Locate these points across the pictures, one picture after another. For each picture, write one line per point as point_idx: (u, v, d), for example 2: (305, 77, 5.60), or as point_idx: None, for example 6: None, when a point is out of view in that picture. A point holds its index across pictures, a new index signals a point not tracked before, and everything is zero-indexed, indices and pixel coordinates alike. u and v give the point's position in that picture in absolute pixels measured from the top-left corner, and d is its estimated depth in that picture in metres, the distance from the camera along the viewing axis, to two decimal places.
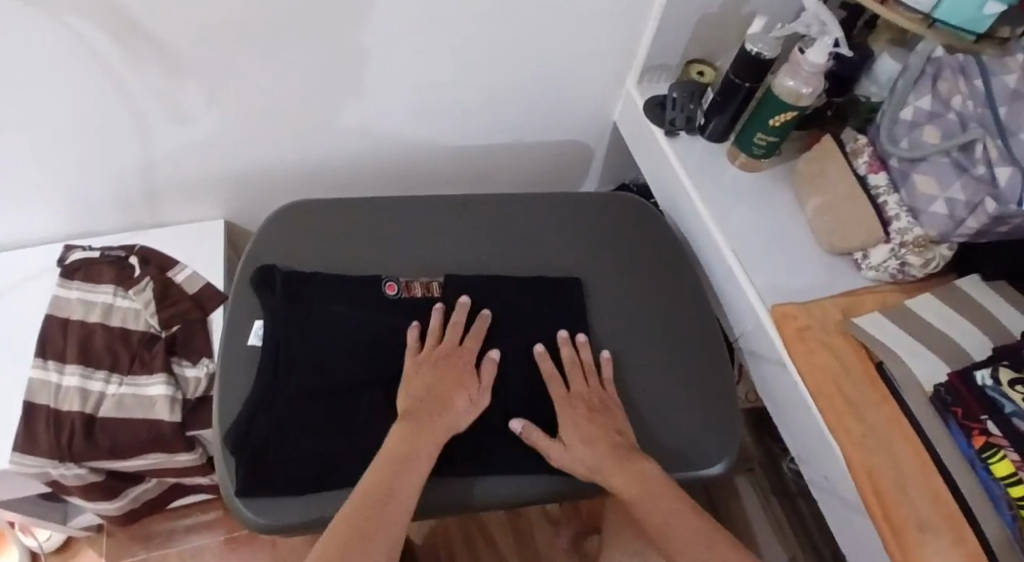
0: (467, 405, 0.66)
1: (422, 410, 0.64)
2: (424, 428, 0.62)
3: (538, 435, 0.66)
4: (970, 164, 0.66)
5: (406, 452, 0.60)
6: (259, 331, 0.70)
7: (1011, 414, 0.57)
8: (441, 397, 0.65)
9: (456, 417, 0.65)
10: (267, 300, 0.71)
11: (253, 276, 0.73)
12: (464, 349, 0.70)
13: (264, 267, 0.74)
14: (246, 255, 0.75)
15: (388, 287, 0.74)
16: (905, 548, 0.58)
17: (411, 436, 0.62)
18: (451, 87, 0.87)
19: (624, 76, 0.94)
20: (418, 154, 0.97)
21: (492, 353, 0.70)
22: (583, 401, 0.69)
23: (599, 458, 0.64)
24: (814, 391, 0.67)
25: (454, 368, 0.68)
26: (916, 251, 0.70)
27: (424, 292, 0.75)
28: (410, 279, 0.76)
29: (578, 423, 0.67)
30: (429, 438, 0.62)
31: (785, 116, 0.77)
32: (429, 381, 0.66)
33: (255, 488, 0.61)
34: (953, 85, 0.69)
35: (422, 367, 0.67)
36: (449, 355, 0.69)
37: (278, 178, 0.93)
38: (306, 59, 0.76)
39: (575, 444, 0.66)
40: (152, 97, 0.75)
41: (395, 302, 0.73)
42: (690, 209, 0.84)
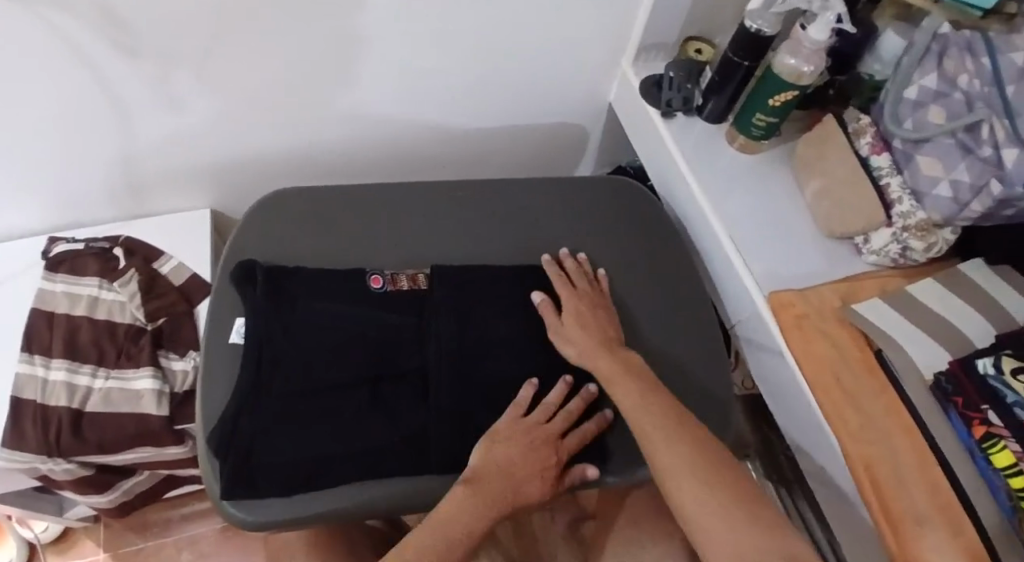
0: (532, 494, 0.63)
1: (493, 477, 0.62)
2: (488, 497, 0.61)
3: (548, 312, 0.72)
4: (975, 146, 0.64)
5: (467, 514, 0.59)
6: (241, 329, 0.69)
7: (1014, 404, 0.55)
8: (516, 475, 0.63)
9: (520, 499, 0.62)
10: (248, 295, 0.70)
11: (233, 272, 0.72)
12: (563, 444, 0.66)
13: (245, 261, 0.72)
14: (229, 249, 0.74)
15: (372, 280, 0.72)
16: (900, 539, 0.57)
17: (476, 499, 0.60)
18: (439, 72, 0.85)
19: (619, 56, 0.92)
20: (405, 138, 0.95)
21: (591, 472, 0.67)
22: (588, 297, 0.73)
23: (592, 342, 0.69)
24: (811, 382, 0.66)
25: (544, 454, 0.65)
26: (919, 235, 0.68)
27: (409, 284, 0.73)
28: (396, 271, 0.74)
29: (582, 307, 0.72)
30: (493, 505, 0.60)
31: (785, 95, 0.74)
32: (513, 458, 0.63)
33: (238, 486, 0.61)
34: (959, 63, 0.66)
35: (515, 437, 0.65)
36: (546, 441, 0.66)
37: (264, 165, 0.91)
38: (288, 45, 0.74)
39: (574, 332, 0.70)
40: (137, 90, 0.73)
41: (381, 295, 0.72)
42: (686, 194, 0.82)
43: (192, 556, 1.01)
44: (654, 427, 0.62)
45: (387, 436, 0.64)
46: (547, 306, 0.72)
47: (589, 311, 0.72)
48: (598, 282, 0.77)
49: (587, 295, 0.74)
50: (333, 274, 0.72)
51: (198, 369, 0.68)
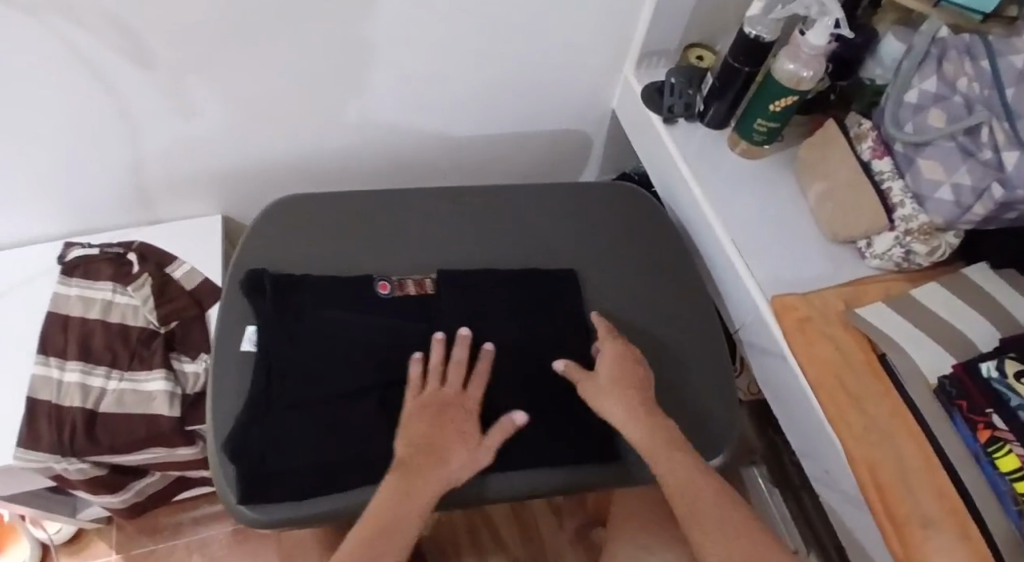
0: (464, 460, 0.64)
1: (418, 457, 0.62)
2: (417, 478, 0.61)
3: (579, 375, 0.69)
4: (976, 149, 0.64)
5: (393, 510, 0.59)
6: (252, 336, 0.70)
7: (1018, 408, 0.55)
8: (438, 448, 0.63)
9: (451, 471, 0.63)
10: (258, 305, 0.71)
11: (242, 283, 0.72)
12: (464, 398, 0.67)
13: (254, 271, 0.73)
14: (237, 256, 0.75)
15: (381, 286, 0.74)
16: (906, 544, 0.57)
17: (405, 485, 0.60)
18: (442, 80, 0.86)
19: (622, 63, 0.93)
20: (412, 145, 0.96)
21: (518, 419, 0.66)
22: (624, 353, 0.70)
23: (625, 406, 0.66)
24: (815, 385, 0.66)
25: (454, 416, 0.66)
26: (922, 238, 0.69)
27: (417, 289, 0.74)
28: (403, 276, 0.76)
29: (617, 368, 0.69)
30: (423, 490, 0.61)
31: (785, 100, 0.75)
32: (429, 431, 0.64)
33: (254, 494, 0.62)
34: (959, 65, 0.67)
35: (423, 414, 0.65)
36: (449, 403, 0.66)
37: (273, 171, 0.92)
38: (295, 53, 0.76)
39: (608, 387, 0.68)
40: (149, 97, 0.75)
41: (388, 301, 0.73)
42: (689, 200, 0.83)
43: (202, 558, 1.02)
44: (699, 504, 0.60)
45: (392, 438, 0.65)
46: (575, 368, 0.70)
47: (624, 370, 0.69)
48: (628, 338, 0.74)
49: (621, 349, 0.71)
50: (338, 281, 0.73)
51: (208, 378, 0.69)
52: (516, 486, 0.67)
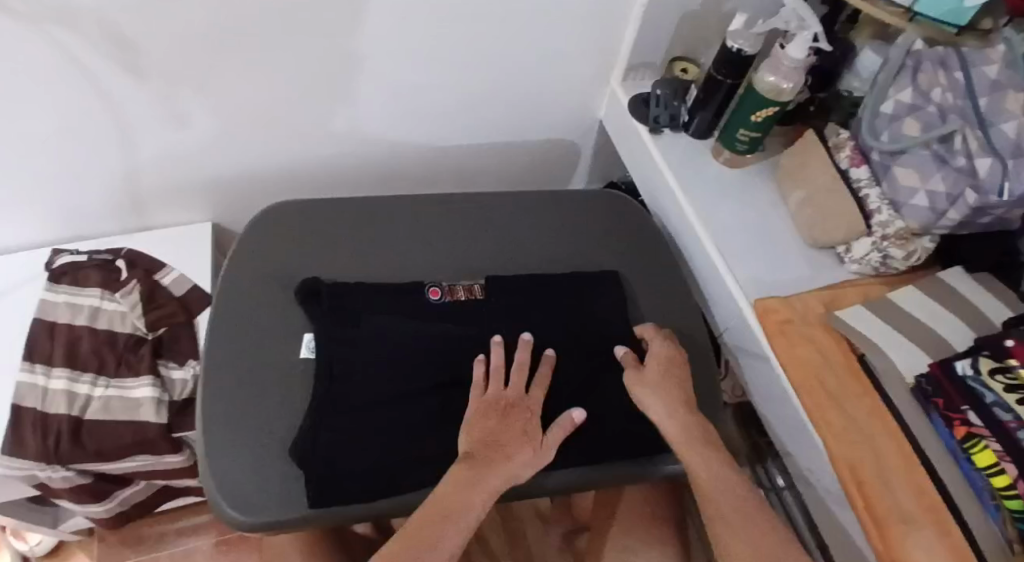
0: (528, 457, 0.64)
1: (484, 450, 0.62)
2: (483, 472, 0.61)
3: (631, 364, 0.71)
4: (950, 156, 0.66)
5: (458, 500, 0.59)
6: (310, 343, 0.69)
7: (992, 404, 0.57)
8: (503, 445, 0.63)
9: (516, 467, 0.63)
10: (312, 311, 0.71)
11: (297, 290, 0.73)
12: (532, 399, 0.67)
13: (309, 279, 0.73)
14: (231, 253, 0.75)
15: (431, 292, 0.74)
16: (888, 542, 0.58)
17: (471, 478, 0.60)
18: (432, 91, 0.88)
19: (609, 75, 0.95)
20: (402, 154, 0.97)
21: (576, 415, 0.67)
22: (673, 354, 0.72)
23: (670, 404, 0.68)
24: (795, 385, 0.68)
25: (520, 416, 0.66)
26: (898, 243, 0.70)
27: (467, 294, 0.75)
28: (451, 283, 0.76)
29: (663, 366, 0.71)
30: (490, 484, 0.60)
31: (766, 111, 0.77)
32: (495, 428, 0.64)
33: (325, 497, 0.61)
34: (933, 76, 0.69)
35: (489, 413, 0.65)
36: (516, 403, 0.66)
37: (263, 180, 0.93)
38: (287, 62, 0.77)
39: (652, 385, 0.69)
40: (140, 104, 0.76)
41: (439, 307, 0.73)
42: (674, 208, 0.85)
43: None
44: (729, 504, 0.61)
45: (381, 445, 0.64)
46: (630, 358, 0.72)
47: (672, 367, 0.71)
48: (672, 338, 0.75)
49: (671, 350, 0.73)
50: (382, 289, 0.73)
51: (198, 379, 0.68)
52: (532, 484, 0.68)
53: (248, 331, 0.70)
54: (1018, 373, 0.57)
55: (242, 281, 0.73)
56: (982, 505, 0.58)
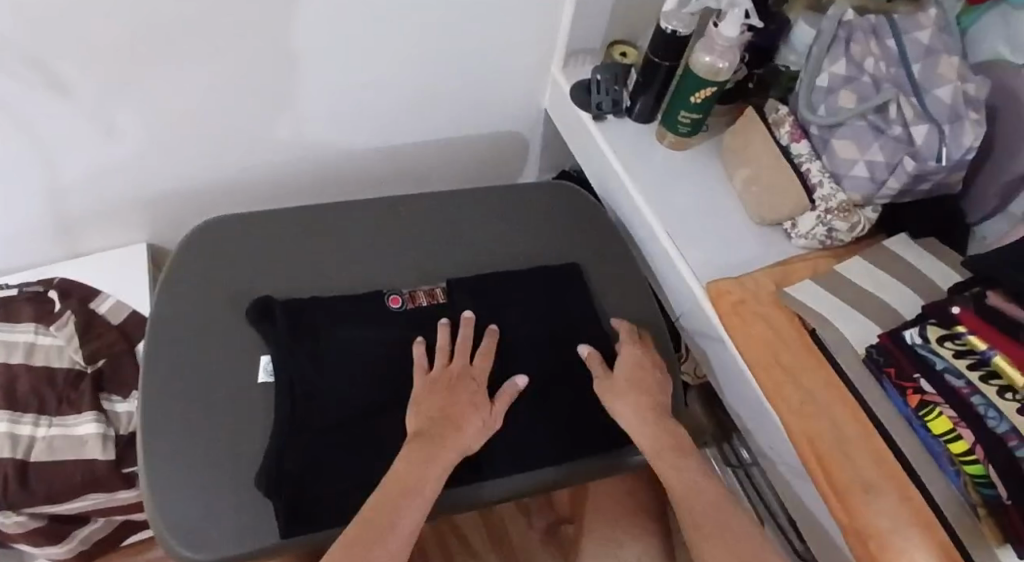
0: (478, 426, 0.63)
1: (434, 427, 0.62)
2: (436, 448, 0.60)
3: (597, 368, 0.70)
4: (886, 126, 0.67)
5: (411, 478, 0.58)
6: (269, 367, 0.67)
7: (942, 370, 0.57)
8: (455, 419, 0.62)
9: (467, 439, 0.62)
10: (266, 333, 0.68)
11: (249, 312, 0.70)
12: (477, 370, 0.67)
13: (261, 298, 0.70)
14: (171, 266, 0.72)
15: (393, 300, 0.72)
16: (849, 510, 0.59)
17: (424, 454, 0.59)
18: (368, 92, 0.86)
19: (549, 64, 0.94)
20: (346, 158, 0.95)
21: (519, 381, 0.67)
22: (642, 360, 0.71)
23: (637, 416, 0.66)
24: (752, 364, 0.68)
25: (466, 388, 0.65)
26: (842, 215, 0.70)
27: (429, 299, 0.73)
28: (413, 288, 0.75)
29: (632, 373, 0.69)
30: (442, 457, 0.60)
31: (704, 92, 0.76)
32: (442, 403, 0.63)
33: (297, 525, 0.59)
34: (865, 46, 0.70)
35: (440, 392, 0.64)
36: (459, 376, 0.66)
37: (202, 196, 0.90)
38: (218, 73, 0.75)
39: (620, 402, 0.67)
40: (60, 128, 0.73)
41: (402, 314, 0.72)
42: (622, 193, 0.84)
43: None
44: (700, 513, 0.60)
45: (339, 471, 0.61)
46: (596, 358, 0.71)
47: (640, 373, 0.69)
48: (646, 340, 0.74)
49: (641, 357, 0.71)
50: (345, 299, 0.71)
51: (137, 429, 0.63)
52: (497, 489, 0.66)
53: (186, 363, 0.66)
54: (967, 339, 0.57)
55: (177, 309, 0.70)
56: (942, 469, 0.58)
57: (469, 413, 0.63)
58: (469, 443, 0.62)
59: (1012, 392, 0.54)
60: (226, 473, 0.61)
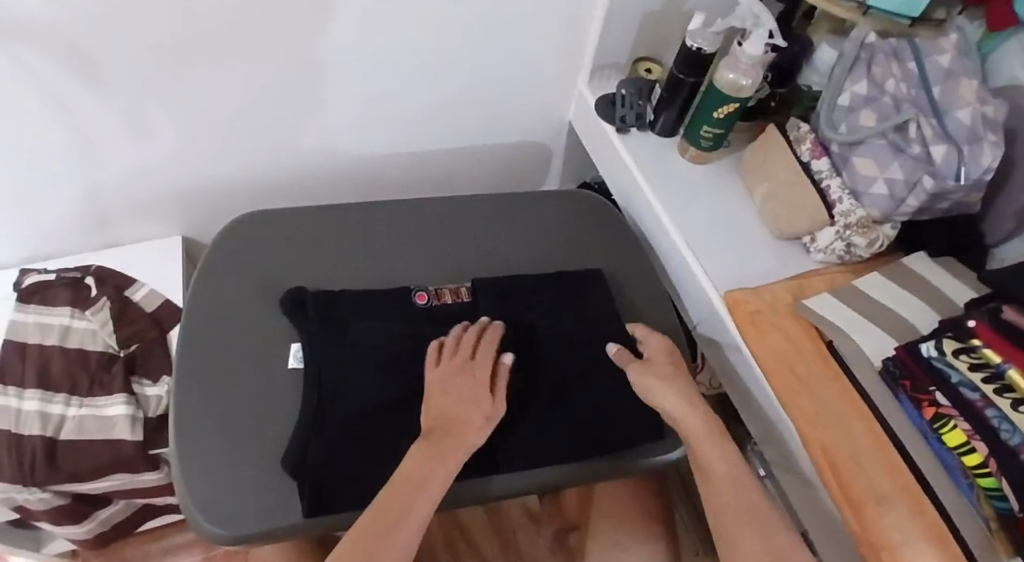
0: (480, 422, 0.63)
1: (441, 426, 0.62)
2: (442, 448, 0.61)
3: (627, 362, 0.71)
4: (905, 145, 0.68)
5: (421, 476, 0.59)
6: (298, 354, 0.69)
7: (958, 383, 0.58)
8: (455, 417, 0.63)
9: (469, 436, 0.62)
10: (299, 323, 0.70)
11: (283, 302, 0.72)
12: (478, 363, 0.67)
13: (293, 290, 0.72)
14: (206, 256, 0.75)
15: (419, 296, 0.74)
16: (863, 519, 0.59)
17: (431, 453, 0.60)
18: (398, 97, 0.88)
19: (576, 77, 0.96)
20: (375, 161, 0.98)
21: (506, 357, 0.68)
22: (668, 362, 0.72)
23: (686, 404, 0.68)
24: (769, 372, 0.69)
25: (468, 383, 0.65)
26: (861, 231, 0.72)
27: (453, 297, 0.75)
28: (439, 286, 0.76)
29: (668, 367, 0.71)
30: (451, 455, 0.61)
31: (727, 107, 0.78)
32: (442, 402, 0.64)
33: (320, 509, 0.60)
34: (887, 68, 0.72)
35: (443, 388, 0.65)
36: (461, 370, 0.66)
37: (234, 193, 0.93)
38: (259, 70, 0.77)
39: (669, 394, 0.69)
40: (106, 119, 0.76)
41: (427, 310, 0.73)
42: (643, 203, 0.86)
43: None
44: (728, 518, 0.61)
45: (362, 456, 0.63)
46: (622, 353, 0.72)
47: (672, 366, 0.72)
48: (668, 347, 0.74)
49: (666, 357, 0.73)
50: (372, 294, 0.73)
51: (168, 409, 0.65)
52: (510, 485, 0.68)
53: (215, 349, 0.68)
54: (982, 352, 0.58)
55: (208, 299, 0.72)
56: (954, 482, 0.60)
57: (468, 411, 0.63)
58: (473, 439, 0.63)
59: None
60: (249, 456, 0.63)
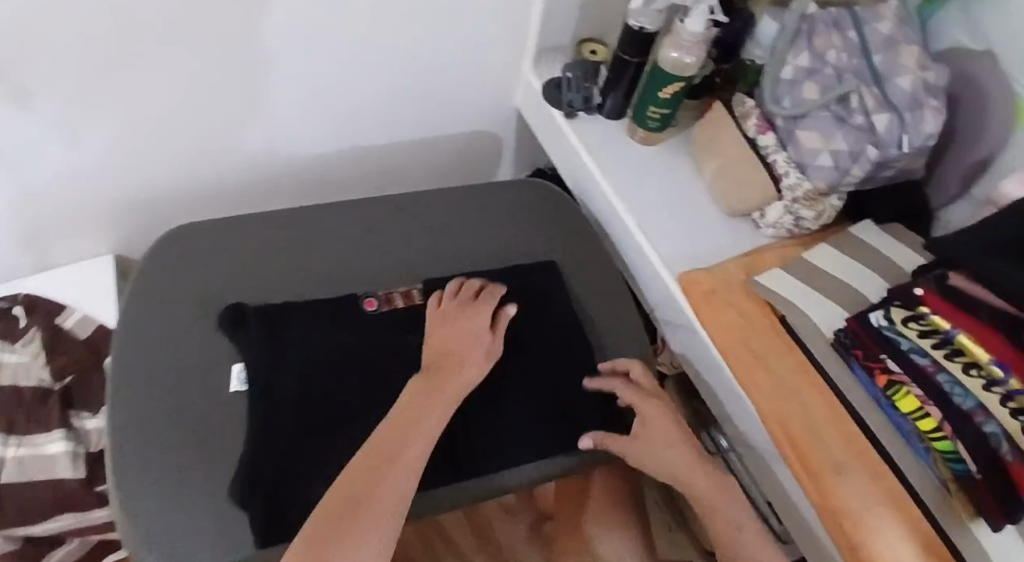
0: (481, 354, 0.66)
1: (440, 363, 0.65)
2: (441, 380, 0.63)
3: (616, 443, 0.68)
4: (848, 115, 0.68)
5: (417, 410, 0.61)
6: (241, 376, 0.66)
7: (908, 350, 0.58)
8: (456, 351, 0.66)
9: (471, 369, 0.65)
10: (242, 340, 0.67)
11: (221, 320, 0.69)
12: (477, 304, 0.70)
13: (230, 307, 0.69)
14: (133, 280, 0.71)
15: (367, 303, 0.72)
16: (821, 487, 0.60)
17: (429, 388, 0.62)
18: (340, 92, 0.85)
19: (520, 62, 0.94)
20: (318, 160, 0.94)
21: (508, 308, 0.70)
22: (656, 428, 0.68)
23: (682, 470, 0.66)
24: (724, 350, 0.69)
25: (467, 318, 0.68)
26: (808, 204, 0.72)
27: (405, 302, 0.73)
28: (389, 290, 0.75)
29: (657, 443, 0.68)
30: (448, 391, 0.63)
31: (673, 87, 0.77)
32: (445, 338, 0.67)
33: (273, 534, 0.57)
34: (828, 39, 0.71)
35: (444, 325, 0.68)
36: (460, 310, 0.69)
37: (171, 203, 0.89)
38: (189, 73, 0.73)
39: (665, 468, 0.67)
40: (24, 134, 0.71)
41: (378, 317, 0.71)
42: (594, 187, 0.85)
43: None
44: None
45: (317, 473, 0.61)
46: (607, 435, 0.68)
47: (660, 435, 0.68)
48: (655, 407, 0.70)
49: (651, 423, 0.69)
50: (321, 305, 0.71)
51: (105, 446, 0.62)
52: (473, 491, 0.66)
53: (154, 374, 0.65)
54: (931, 319, 0.59)
55: (143, 323, 0.68)
56: (910, 447, 0.60)
57: (469, 345, 0.66)
58: (473, 371, 0.65)
59: (976, 368, 0.55)
60: (196, 483, 0.60)
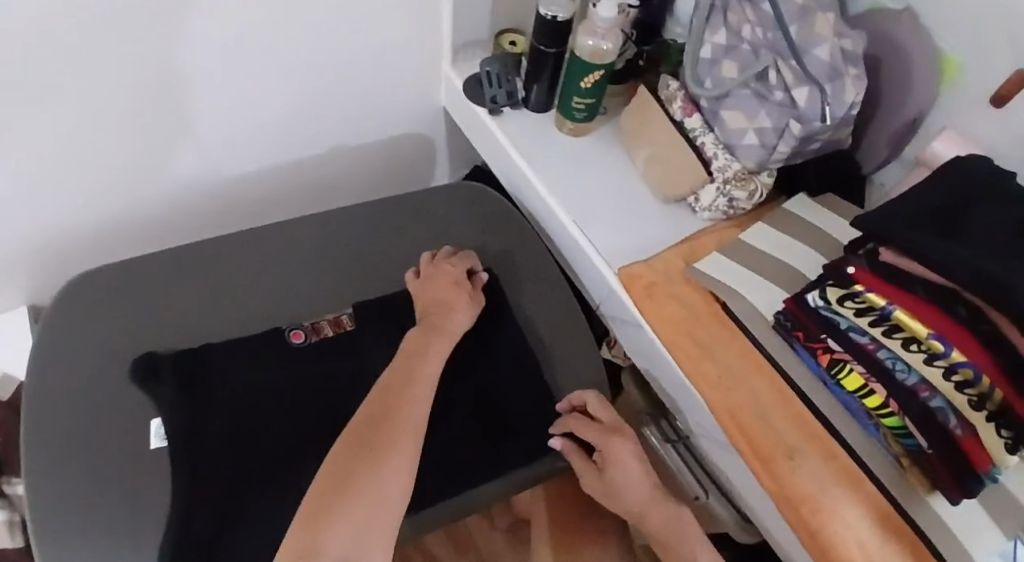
0: (467, 299, 0.71)
1: (430, 315, 0.70)
2: (437, 324, 0.69)
3: (578, 465, 0.68)
4: (768, 92, 0.67)
5: (420, 349, 0.67)
6: (160, 431, 0.63)
7: (847, 329, 0.58)
8: (443, 301, 0.70)
9: (461, 315, 0.70)
10: (156, 393, 0.65)
11: (134, 372, 0.66)
12: (453, 260, 0.74)
13: (143, 355, 0.67)
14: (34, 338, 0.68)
15: (294, 335, 0.70)
16: (776, 474, 0.60)
17: (427, 331, 0.68)
18: (254, 109, 0.81)
19: (439, 61, 0.90)
20: (238, 183, 0.90)
21: (480, 274, 0.75)
22: (621, 460, 0.67)
23: (640, 499, 0.67)
24: (668, 343, 0.68)
25: (447, 273, 0.72)
26: (739, 185, 0.71)
27: (334, 329, 0.71)
28: (315, 320, 0.72)
29: (620, 472, 0.67)
30: (444, 333, 0.68)
31: (593, 75, 0.75)
32: (429, 294, 0.71)
33: None
34: (741, 13, 0.69)
35: (425, 285, 0.72)
36: (438, 270, 0.73)
37: (83, 243, 0.86)
38: (90, 106, 0.69)
39: (623, 494, 0.67)
40: None
41: (307, 348, 0.69)
42: (525, 184, 0.82)
43: None
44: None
45: (251, 521, 0.59)
46: (572, 449, 0.68)
47: (625, 467, 0.67)
48: (621, 437, 0.68)
49: (616, 454, 0.68)
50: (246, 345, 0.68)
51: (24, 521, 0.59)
52: (432, 516, 0.65)
53: (72, 439, 0.62)
54: (866, 296, 0.57)
55: (53, 382, 0.65)
56: (860, 423, 0.60)
57: (456, 294, 0.71)
58: (462, 317, 0.70)
59: (917, 343, 0.54)
60: (125, 545, 0.58)
